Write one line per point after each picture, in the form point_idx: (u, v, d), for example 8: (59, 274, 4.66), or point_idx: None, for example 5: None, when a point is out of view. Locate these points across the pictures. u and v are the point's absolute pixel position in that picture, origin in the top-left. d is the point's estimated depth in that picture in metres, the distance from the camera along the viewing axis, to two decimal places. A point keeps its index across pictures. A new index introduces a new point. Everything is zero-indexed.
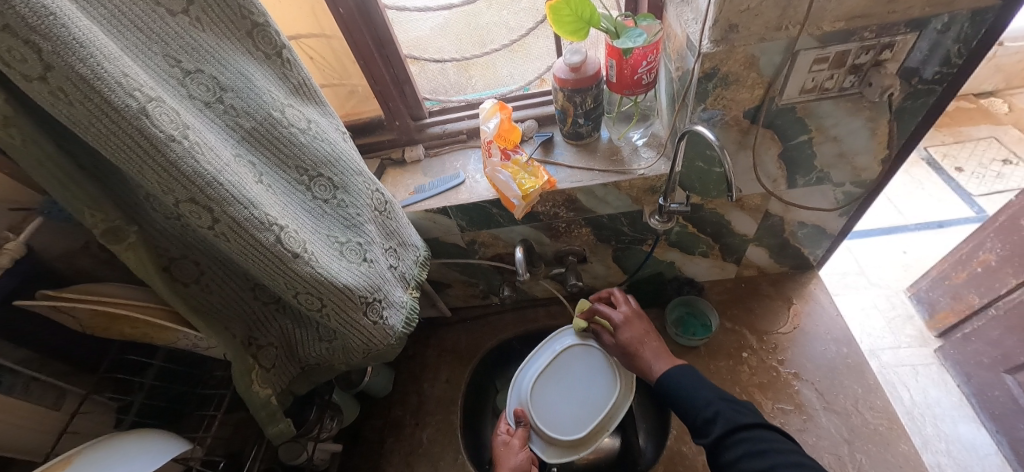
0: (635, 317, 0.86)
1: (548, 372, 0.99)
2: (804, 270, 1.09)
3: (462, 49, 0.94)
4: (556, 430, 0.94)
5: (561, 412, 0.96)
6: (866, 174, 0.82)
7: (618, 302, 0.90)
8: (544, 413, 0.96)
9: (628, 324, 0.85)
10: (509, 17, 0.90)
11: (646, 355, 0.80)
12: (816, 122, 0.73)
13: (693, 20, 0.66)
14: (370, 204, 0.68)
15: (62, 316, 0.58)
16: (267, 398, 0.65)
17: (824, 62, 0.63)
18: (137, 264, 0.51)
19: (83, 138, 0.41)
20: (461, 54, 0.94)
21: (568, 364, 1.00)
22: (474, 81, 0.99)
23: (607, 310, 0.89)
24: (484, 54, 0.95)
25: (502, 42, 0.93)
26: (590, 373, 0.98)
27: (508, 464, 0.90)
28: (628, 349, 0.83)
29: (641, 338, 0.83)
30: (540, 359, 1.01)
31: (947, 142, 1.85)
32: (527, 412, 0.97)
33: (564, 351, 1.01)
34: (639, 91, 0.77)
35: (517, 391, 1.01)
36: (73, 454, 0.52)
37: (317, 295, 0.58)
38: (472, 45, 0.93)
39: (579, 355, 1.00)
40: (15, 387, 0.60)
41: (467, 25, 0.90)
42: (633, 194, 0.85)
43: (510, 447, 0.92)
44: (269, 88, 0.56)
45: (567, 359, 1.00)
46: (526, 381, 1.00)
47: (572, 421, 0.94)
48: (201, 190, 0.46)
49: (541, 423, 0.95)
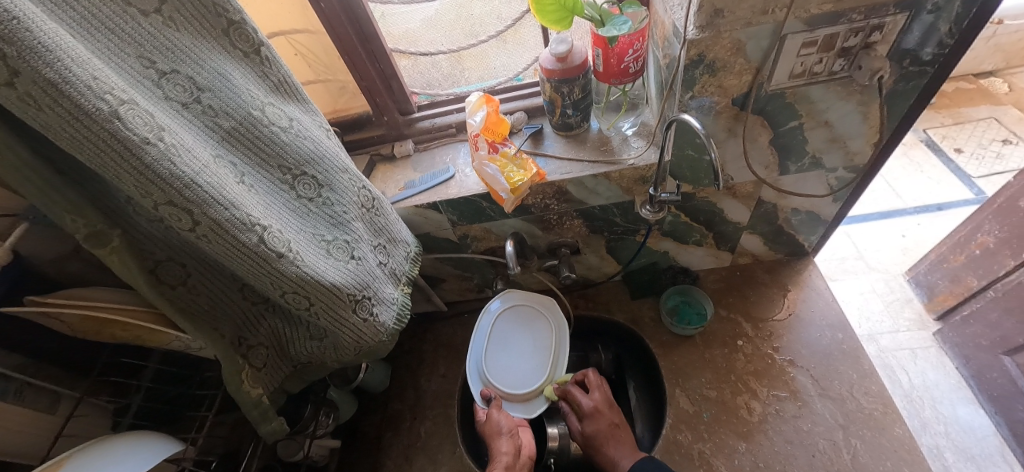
0: (605, 408, 0.92)
1: (492, 340, 1.01)
2: (800, 257, 1.08)
3: (454, 41, 0.94)
4: (524, 385, 0.96)
5: (521, 369, 0.99)
6: (859, 159, 0.81)
7: (591, 388, 0.95)
8: (510, 378, 0.97)
9: (596, 417, 0.90)
10: (500, 6, 0.90)
11: (612, 450, 0.87)
12: (806, 107, 0.72)
13: (678, 6, 0.65)
14: (356, 201, 0.68)
15: (52, 321, 0.58)
16: (259, 397, 0.65)
17: (812, 46, 0.62)
18: (121, 268, 0.51)
19: (56, 143, 0.40)
20: (452, 47, 0.94)
21: (503, 326, 1.03)
22: (468, 73, 0.99)
23: (580, 397, 0.93)
24: (475, 44, 0.95)
25: (493, 31, 0.93)
26: (524, 326, 1.03)
27: (494, 430, 0.90)
28: (594, 443, 0.90)
29: (608, 432, 0.89)
30: (479, 333, 1.02)
31: (947, 123, 1.83)
32: (494, 384, 0.97)
33: (496, 317, 1.04)
34: (627, 80, 0.77)
35: (475, 369, 1.00)
36: (62, 458, 0.52)
37: (304, 294, 0.58)
38: (463, 35, 0.93)
39: (508, 315, 1.04)
40: (8, 392, 0.60)
41: (458, 16, 0.91)
42: (623, 185, 0.84)
43: (490, 414, 0.92)
44: (248, 87, 0.56)
45: (501, 323, 1.03)
46: (479, 356, 0.99)
47: (532, 372, 0.98)
48: (180, 193, 0.46)
49: (510, 385, 0.96)
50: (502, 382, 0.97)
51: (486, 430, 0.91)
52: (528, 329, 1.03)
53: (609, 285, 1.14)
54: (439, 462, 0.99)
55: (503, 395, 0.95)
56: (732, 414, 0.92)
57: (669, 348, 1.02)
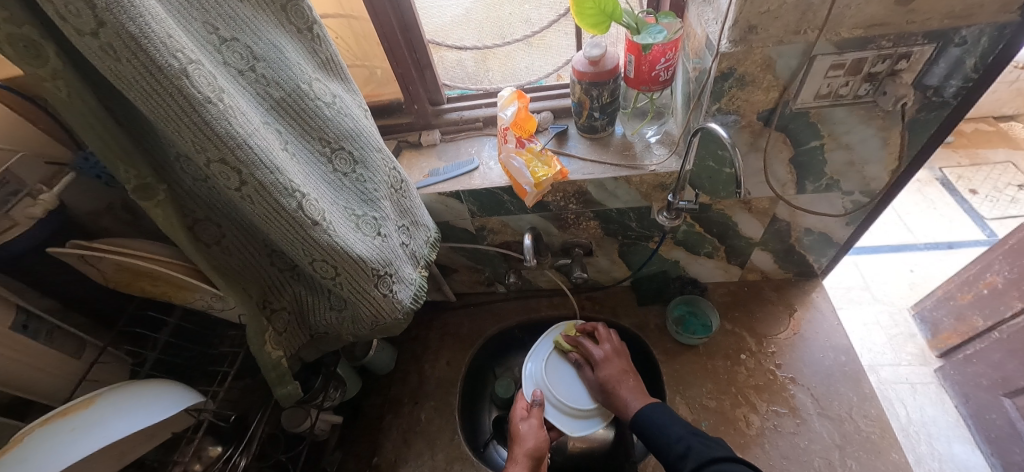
0: (615, 356, 0.95)
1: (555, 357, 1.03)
2: (808, 278, 1.10)
3: (483, 38, 0.94)
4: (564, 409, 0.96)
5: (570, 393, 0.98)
6: (875, 184, 0.83)
7: (601, 339, 0.98)
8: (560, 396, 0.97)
9: (608, 362, 0.94)
10: (529, 10, 0.90)
11: (625, 391, 0.89)
12: (828, 128, 0.74)
13: (714, 20, 0.68)
14: (386, 181, 0.71)
15: (89, 269, 0.61)
16: (278, 359, 0.68)
17: (840, 68, 0.65)
18: (164, 222, 0.54)
19: (126, 94, 0.43)
20: (479, 44, 0.95)
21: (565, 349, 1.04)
22: (491, 74, 1.00)
23: (591, 346, 0.97)
24: (503, 45, 0.95)
25: (519, 35, 0.94)
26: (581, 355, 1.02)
27: (526, 440, 0.88)
28: (609, 380, 0.91)
29: (619, 377, 0.91)
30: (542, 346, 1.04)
31: (963, 164, 1.84)
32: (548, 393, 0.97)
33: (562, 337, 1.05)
34: (656, 88, 0.79)
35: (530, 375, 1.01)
36: (93, 396, 0.54)
37: (332, 263, 0.61)
38: (492, 35, 0.94)
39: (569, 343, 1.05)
40: (40, 333, 0.62)
41: (487, 13, 0.90)
42: (642, 190, 0.86)
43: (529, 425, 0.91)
44: (298, 61, 0.59)
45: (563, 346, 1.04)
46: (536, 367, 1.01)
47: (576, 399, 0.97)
48: (232, 152, 0.48)
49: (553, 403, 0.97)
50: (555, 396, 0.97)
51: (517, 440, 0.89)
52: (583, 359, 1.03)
53: (617, 289, 1.16)
54: (437, 447, 1.01)
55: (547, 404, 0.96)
56: (731, 425, 0.93)
57: (672, 356, 1.04)
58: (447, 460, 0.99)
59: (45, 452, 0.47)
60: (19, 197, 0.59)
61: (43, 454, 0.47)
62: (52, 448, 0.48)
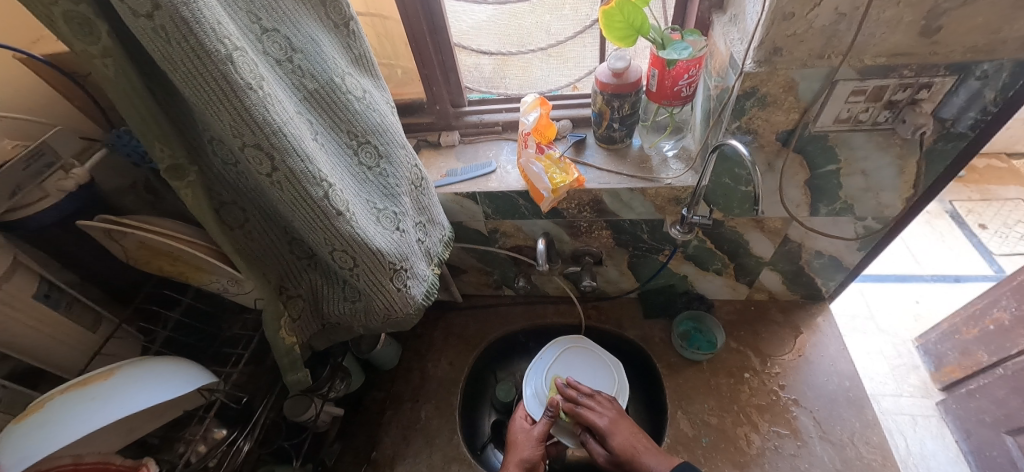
0: (619, 420, 0.89)
1: (557, 364, 1.05)
2: (815, 301, 1.10)
3: (505, 45, 0.95)
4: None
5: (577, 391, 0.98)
6: (889, 211, 0.83)
7: (597, 406, 0.92)
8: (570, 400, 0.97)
9: (616, 429, 0.87)
10: (550, 20, 0.91)
11: (645, 457, 0.83)
12: (846, 153, 0.75)
13: (739, 40, 0.69)
14: (407, 178, 0.72)
15: (112, 245, 0.63)
16: (292, 345, 0.69)
17: (861, 94, 0.66)
18: (193, 202, 0.55)
19: (170, 74, 0.44)
20: (500, 49, 0.96)
21: (569, 359, 1.06)
22: (509, 79, 1.01)
23: (591, 416, 0.90)
24: (522, 53, 0.96)
25: (539, 45, 0.95)
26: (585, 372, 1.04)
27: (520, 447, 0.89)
28: (626, 452, 0.84)
29: (633, 442, 0.85)
30: (542, 357, 1.05)
31: (974, 198, 1.84)
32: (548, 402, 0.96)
33: (564, 348, 1.08)
34: (677, 103, 0.80)
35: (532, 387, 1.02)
36: (114, 368, 0.54)
37: (351, 254, 0.62)
38: (513, 43, 0.95)
39: (579, 350, 1.08)
40: (60, 304, 0.63)
41: (506, 22, 0.91)
42: (657, 203, 0.87)
43: (529, 436, 0.90)
44: (333, 55, 0.60)
45: (571, 354, 1.07)
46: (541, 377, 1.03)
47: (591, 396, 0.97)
48: (267, 138, 0.50)
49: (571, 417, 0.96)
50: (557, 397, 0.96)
51: (511, 450, 0.89)
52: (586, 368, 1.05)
53: (624, 300, 1.16)
54: (435, 446, 1.01)
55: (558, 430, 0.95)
56: (731, 443, 0.93)
57: (676, 370, 1.04)
58: (444, 459, 0.99)
59: (64, 419, 0.48)
60: (52, 170, 0.62)
61: (58, 421, 0.48)
62: (67, 416, 0.48)
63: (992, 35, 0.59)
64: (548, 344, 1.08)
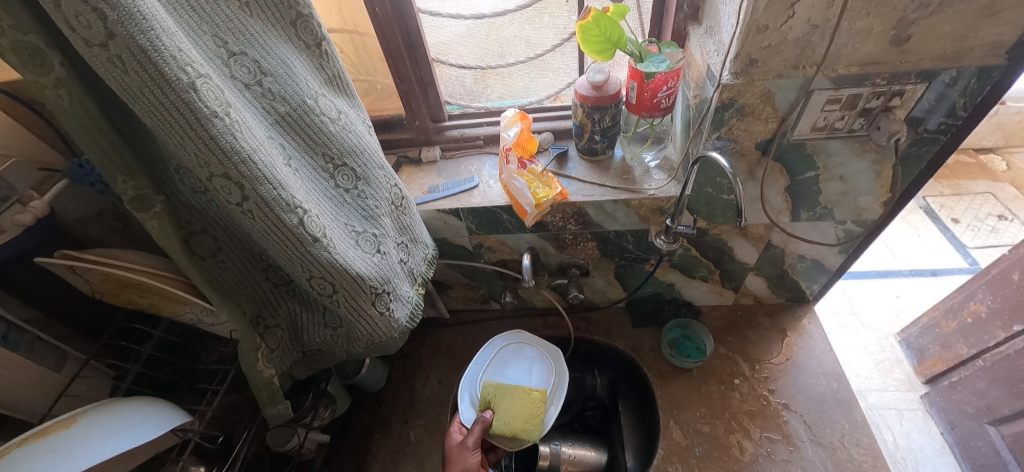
0: None
1: (492, 367, 0.99)
2: (800, 303, 1.11)
3: (484, 58, 0.94)
4: (533, 418, 0.87)
5: (510, 393, 0.91)
6: (868, 214, 0.84)
7: None
8: (503, 402, 0.89)
9: None
10: (530, 32, 0.90)
11: None
12: (824, 160, 0.75)
13: (716, 52, 0.69)
14: (387, 198, 0.70)
15: (75, 279, 0.60)
16: (270, 378, 0.66)
17: (836, 103, 0.66)
18: (159, 234, 0.52)
19: (129, 105, 0.42)
20: (480, 63, 0.95)
21: (504, 360, 1.01)
22: (489, 90, 1.00)
23: None
24: (503, 65, 0.95)
25: (521, 56, 0.94)
26: (521, 371, 0.98)
27: (457, 464, 0.80)
28: None
29: None
30: (475, 362, 0.99)
31: (946, 193, 1.89)
32: (480, 406, 0.90)
33: (499, 348, 1.03)
34: (657, 114, 0.80)
35: (468, 396, 0.95)
36: (77, 414, 0.51)
37: (329, 280, 0.60)
38: (492, 55, 0.94)
39: (513, 349, 1.03)
40: (20, 344, 0.60)
41: (485, 35, 0.90)
42: (641, 213, 0.87)
43: (462, 445, 0.82)
44: (306, 77, 0.59)
45: (506, 354, 1.02)
46: (474, 383, 0.96)
47: (525, 396, 0.90)
48: (236, 166, 0.48)
49: (512, 418, 0.86)
50: (487, 401, 0.90)
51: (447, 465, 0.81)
52: (524, 366, 1.00)
53: (612, 310, 1.16)
54: (425, 469, 0.98)
55: (493, 435, 0.86)
56: (725, 451, 0.93)
57: (667, 379, 1.04)
58: None
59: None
60: (9, 204, 0.58)
61: None
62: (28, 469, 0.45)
63: (958, 43, 0.60)
64: (483, 346, 1.03)
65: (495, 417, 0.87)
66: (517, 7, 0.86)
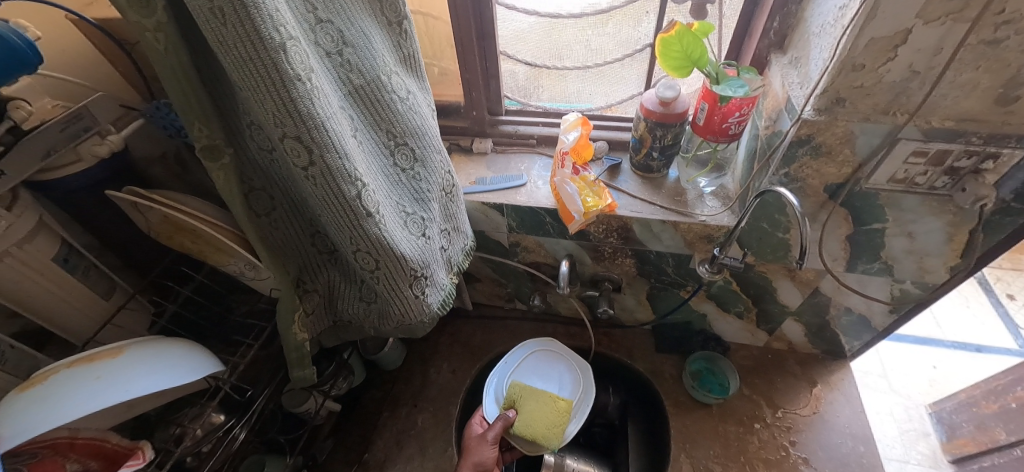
0: None
1: (521, 368, 0.98)
2: (836, 357, 1.06)
3: (540, 57, 0.92)
4: (554, 427, 0.86)
5: (536, 397, 0.90)
6: (930, 277, 0.79)
7: None
8: (529, 404, 0.89)
9: None
10: (590, 37, 0.87)
11: None
12: (895, 214, 0.71)
13: (799, 84, 0.66)
14: (439, 184, 0.71)
15: (136, 216, 0.62)
16: (302, 342, 0.68)
17: (922, 156, 0.62)
18: (223, 184, 0.53)
19: (221, 57, 0.43)
20: (535, 61, 0.93)
21: (534, 363, 1.00)
22: (541, 90, 0.99)
23: None
24: (560, 66, 0.94)
25: (579, 61, 0.92)
26: (552, 378, 0.97)
27: (473, 455, 0.81)
28: None
29: None
30: (505, 360, 0.99)
31: (1005, 266, 1.77)
32: (505, 403, 0.90)
33: (531, 350, 1.01)
34: (723, 140, 0.77)
35: (493, 391, 0.95)
36: (123, 346, 0.53)
37: (374, 256, 0.60)
38: (550, 56, 0.92)
39: (546, 354, 1.01)
40: (78, 269, 0.63)
41: (547, 35, 0.88)
42: (687, 238, 0.84)
43: (481, 438, 0.83)
44: (383, 53, 0.59)
45: (536, 358, 1.00)
46: (501, 380, 0.96)
47: (551, 403, 0.89)
48: (308, 131, 0.48)
49: (535, 422, 0.86)
50: (513, 399, 0.89)
51: (465, 454, 0.83)
52: (553, 374, 0.98)
53: (636, 330, 1.13)
54: (428, 455, 0.99)
55: (513, 435, 0.85)
56: None
57: (683, 410, 1.01)
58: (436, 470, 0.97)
59: (63, 396, 0.46)
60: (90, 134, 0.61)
61: (62, 396, 0.46)
62: (73, 392, 0.47)
63: None
64: (517, 346, 1.01)
65: (518, 417, 0.87)
66: (580, 11, 0.83)
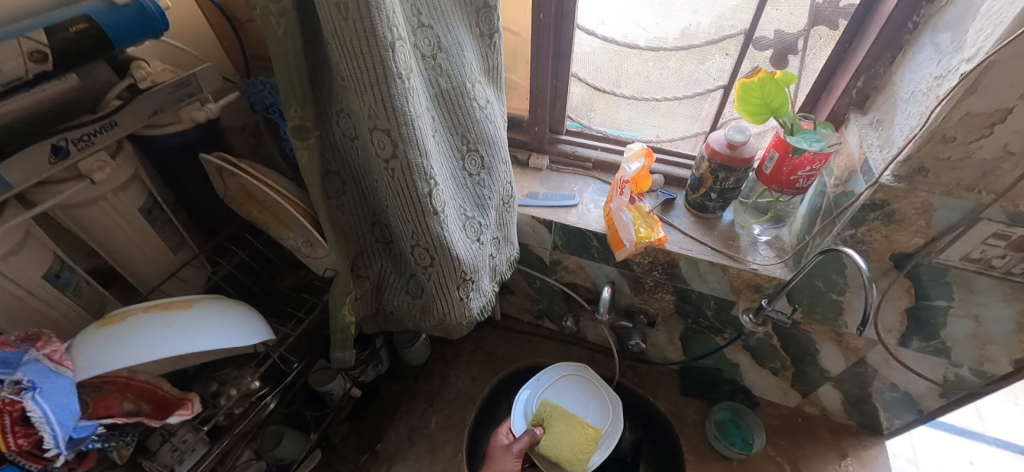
0: None
1: (552, 389, 0.98)
2: (871, 433, 1.01)
3: (598, 80, 0.93)
4: (579, 453, 0.88)
5: (567, 419, 0.93)
6: (991, 367, 0.75)
7: None
8: (558, 425, 0.92)
9: None
10: (654, 72, 0.88)
11: None
12: (963, 294, 0.68)
13: (878, 147, 0.65)
14: (499, 193, 0.72)
15: (216, 181, 0.66)
16: (349, 324, 0.71)
17: (1003, 239, 0.60)
18: (306, 164, 0.56)
19: (333, 48, 0.45)
20: (594, 83, 0.94)
21: (566, 386, 0.99)
22: (593, 113, 1.00)
23: None
24: (615, 93, 0.95)
25: (633, 89, 0.93)
26: (582, 403, 0.96)
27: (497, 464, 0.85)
28: None
29: None
30: (538, 377, 0.99)
31: None
32: (533, 420, 0.93)
33: (563, 372, 1.00)
34: (787, 191, 0.76)
35: (521, 405, 0.95)
36: (193, 301, 0.56)
37: (431, 253, 0.62)
38: (608, 80, 0.93)
39: (578, 379, 1.00)
40: (157, 221, 0.67)
41: (612, 61, 0.89)
42: (734, 284, 0.83)
43: (507, 449, 0.87)
44: (472, 62, 0.61)
45: (568, 381, 0.99)
46: (532, 397, 0.96)
47: (580, 428, 0.91)
48: (397, 127, 0.50)
49: (561, 445, 0.89)
50: (542, 417, 0.92)
51: (488, 462, 0.87)
52: (584, 400, 0.97)
53: (663, 369, 1.12)
54: (438, 457, 0.99)
55: (537, 452, 0.89)
56: None
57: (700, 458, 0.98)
58: None
59: (136, 339, 0.49)
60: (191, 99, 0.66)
61: (136, 339, 0.49)
62: (145, 337, 0.50)
63: None
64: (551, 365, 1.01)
65: (545, 436, 0.90)
66: (647, 45, 0.84)
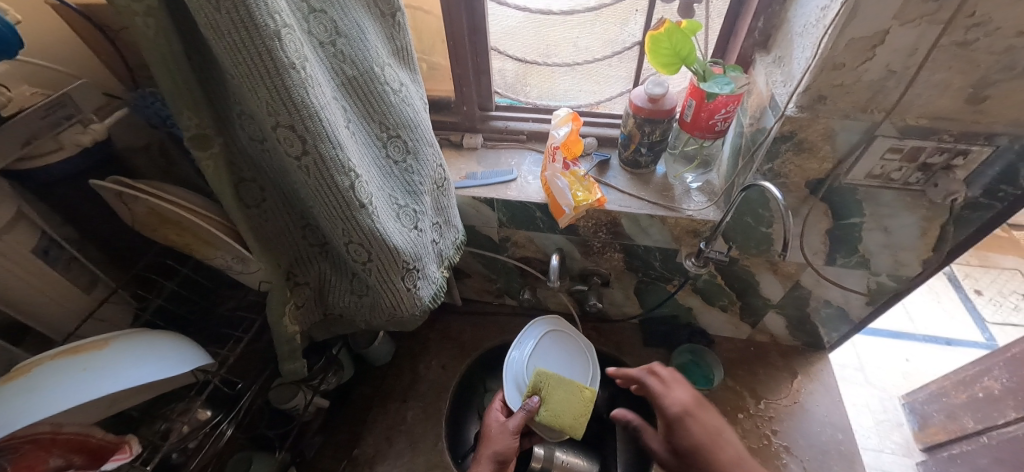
0: None
1: (537, 351, 0.99)
2: (816, 349, 1.09)
3: (529, 53, 0.93)
4: (580, 418, 0.85)
5: (563, 385, 0.88)
6: (905, 270, 0.82)
7: None
8: (555, 393, 0.87)
9: None
10: (573, 36, 0.88)
11: None
12: (873, 208, 0.74)
13: (782, 82, 0.68)
14: (431, 177, 0.71)
15: (120, 207, 0.60)
16: (293, 335, 0.69)
17: (897, 153, 0.65)
18: (213, 174, 0.52)
19: (213, 45, 0.42)
20: (522, 56, 0.93)
21: (548, 344, 1.01)
22: (529, 88, 1.00)
23: None
24: (545, 64, 0.95)
25: (566, 59, 0.94)
26: (563, 357, 1.01)
27: (494, 445, 0.84)
28: None
29: None
30: (522, 341, 0.99)
31: (972, 263, 1.84)
32: (528, 391, 0.89)
33: (544, 330, 1.03)
34: (709, 136, 0.79)
35: (512, 374, 0.94)
36: (109, 338, 0.53)
37: (367, 248, 0.60)
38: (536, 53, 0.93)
39: (558, 335, 1.03)
40: (58, 261, 0.61)
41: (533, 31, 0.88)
42: (675, 232, 0.86)
43: (503, 428, 0.85)
44: (376, 44, 0.59)
45: (549, 339, 1.02)
46: (520, 362, 0.96)
47: (576, 392, 0.88)
48: (302, 121, 0.48)
49: (561, 412, 0.85)
50: (537, 387, 0.88)
51: (487, 442, 0.85)
52: (565, 354, 1.02)
53: (624, 325, 1.16)
54: (418, 450, 0.99)
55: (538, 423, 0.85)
56: None
57: None
58: (426, 464, 0.97)
59: (49, 387, 0.46)
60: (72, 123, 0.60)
61: (48, 387, 0.46)
62: (59, 384, 0.46)
63: None
64: (531, 324, 1.02)
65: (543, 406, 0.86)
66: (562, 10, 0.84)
